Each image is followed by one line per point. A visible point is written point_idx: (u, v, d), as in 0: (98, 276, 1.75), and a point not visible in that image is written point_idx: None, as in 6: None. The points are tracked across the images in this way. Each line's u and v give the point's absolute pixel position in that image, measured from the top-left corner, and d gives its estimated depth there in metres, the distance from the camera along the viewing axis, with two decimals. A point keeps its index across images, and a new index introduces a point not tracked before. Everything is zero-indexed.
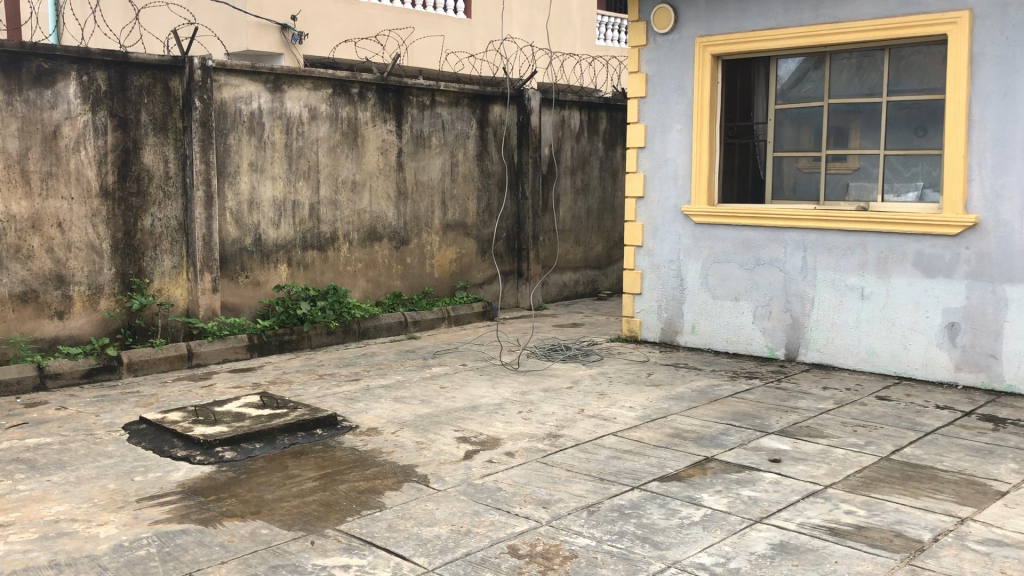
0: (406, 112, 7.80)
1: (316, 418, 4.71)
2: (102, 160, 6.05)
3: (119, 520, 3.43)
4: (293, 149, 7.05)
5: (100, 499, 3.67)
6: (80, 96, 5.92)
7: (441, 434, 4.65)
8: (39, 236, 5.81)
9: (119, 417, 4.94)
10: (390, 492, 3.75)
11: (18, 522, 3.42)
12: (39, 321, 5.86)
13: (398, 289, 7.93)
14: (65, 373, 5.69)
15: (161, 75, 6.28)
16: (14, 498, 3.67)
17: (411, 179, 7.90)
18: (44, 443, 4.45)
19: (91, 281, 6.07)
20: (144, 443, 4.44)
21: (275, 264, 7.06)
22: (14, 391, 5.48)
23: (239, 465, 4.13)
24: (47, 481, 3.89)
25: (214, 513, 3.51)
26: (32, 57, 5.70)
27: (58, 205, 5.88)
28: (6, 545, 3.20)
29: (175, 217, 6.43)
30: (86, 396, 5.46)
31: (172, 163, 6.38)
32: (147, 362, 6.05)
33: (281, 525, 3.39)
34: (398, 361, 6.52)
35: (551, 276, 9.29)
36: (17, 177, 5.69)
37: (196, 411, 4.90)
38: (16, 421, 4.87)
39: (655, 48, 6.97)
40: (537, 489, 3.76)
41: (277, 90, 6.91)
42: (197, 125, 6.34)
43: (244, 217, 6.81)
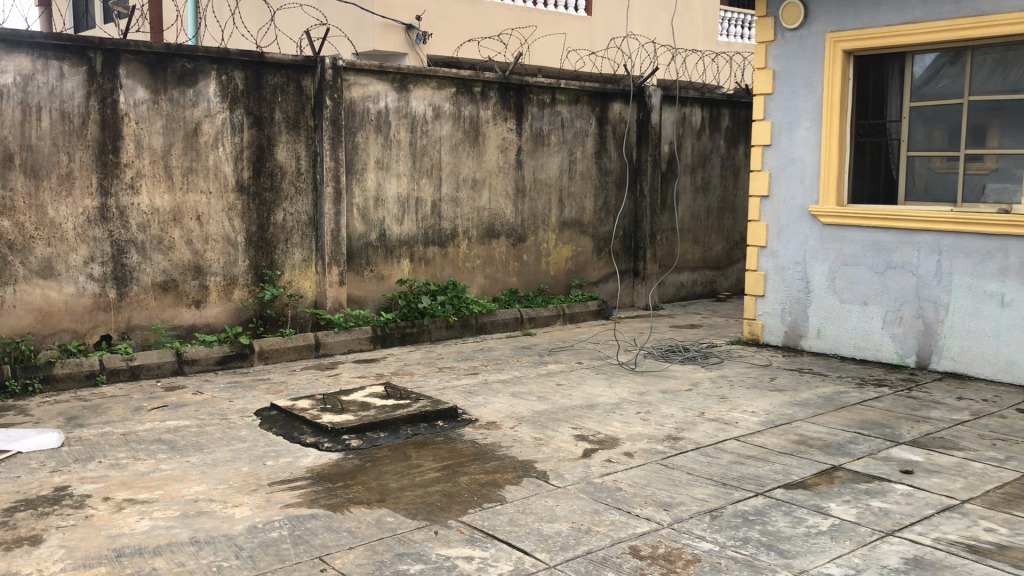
0: (527, 110, 7.85)
1: (437, 410, 4.79)
2: (239, 157, 6.31)
3: (253, 503, 3.58)
4: (417, 147, 7.19)
5: (235, 481, 3.83)
6: (219, 95, 6.18)
7: (560, 431, 4.66)
8: (180, 228, 6.10)
9: (251, 403, 5.15)
10: (510, 486, 3.79)
11: (161, 499, 3.61)
12: (179, 309, 6.16)
13: (515, 286, 7.99)
14: (201, 359, 5.97)
15: (295, 74, 6.50)
16: (158, 477, 3.88)
17: (529, 177, 7.94)
18: (183, 425, 4.69)
19: (227, 272, 6.35)
20: (275, 429, 4.62)
21: (398, 259, 7.21)
22: (155, 374, 5.78)
23: (365, 453, 4.24)
24: (186, 461, 4.09)
25: (342, 499, 3.62)
26: (176, 58, 5.99)
27: (198, 199, 6.16)
28: (150, 521, 3.38)
29: (304, 212, 6.66)
30: (220, 381, 5.71)
31: (304, 160, 6.61)
32: (278, 351, 6.29)
33: (405, 514, 3.47)
34: (515, 357, 6.57)
35: (669, 276, 9.19)
36: (161, 172, 5.99)
37: (323, 399, 5.06)
38: (157, 403, 5.14)
39: (783, 44, 6.80)
40: (657, 491, 3.72)
41: (404, 89, 7.06)
42: (327, 123, 6.54)
43: (369, 213, 6.99)
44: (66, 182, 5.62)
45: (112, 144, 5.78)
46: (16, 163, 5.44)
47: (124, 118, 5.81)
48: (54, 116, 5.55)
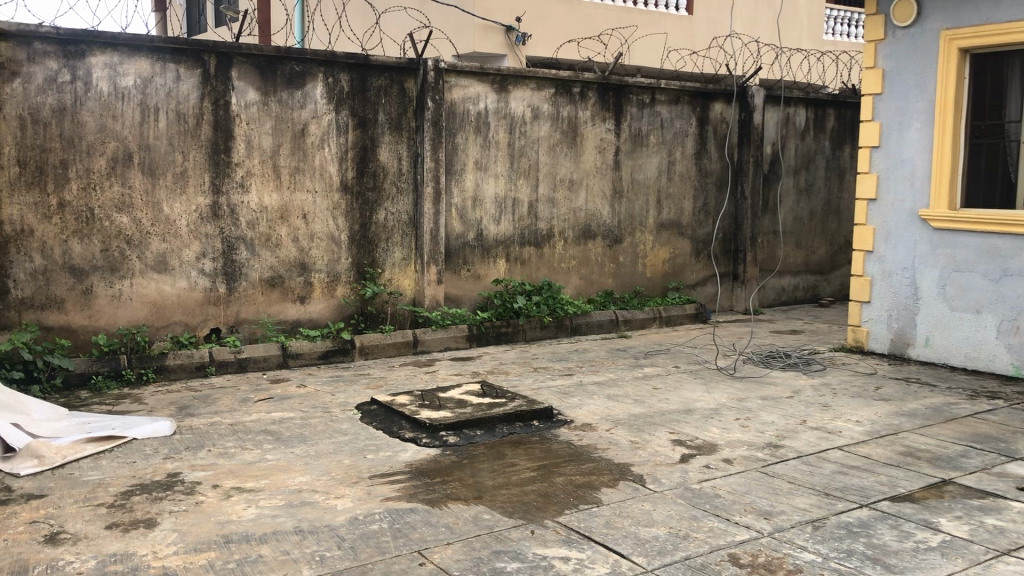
0: (626, 111, 7.80)
1: (533, 410, 4.81)
2: (343, 157, 6.45)
3: (354, 495, 3.66)
4: (515, 148, 7.23)
5: (338, 473, 3.92)
6: (326, 97, 6.33)
7: (656, 435, 4.62)
8: (287, 226, 6.29)
9: (352, 397, 5.26)
10: (606, 489, 3.78)
11: (267, 488, 3.72)
12: (284, 304, 6.35)
13: (610, 287, 7.96)
14: (305, 354, 6.13)
15: (398, 76, 6.61)
16: (264, 466, 4.00)
17: (627, 178, 7.89)
18: (287, 417, 4.83)
19: (330, 269, 6.51)
20: (375, 423, 4.71)
21: (495, 259, 7.27)
22: (261, 367, 5.97)
23: (462, 450, 4.29)
24: (291, 452, 4.21)
25: (440, 494, 3.67)
26: (285, 61, 6.16)
27: (304, 198, 6.33)
28: (257, 509, 3.49)
29: (405, 212, 6.77)
30: (322, 375, 5.86)
31: (405, 161, 6.72)
32: (377, 347, 6.42)
33: (502, 512, 3.49)
34: (610, 360, 6.54)
35: (769, 281, 9.00)
36: (270, 172, 6.18)
37: (422, 396, 5.14)
38: (263, 395, 5.30)
39: (894, 42, 6.59)
40: (757, 500, 3.66)
41: (503, 90, 7.10)
42: (428, 125, 6.63)
43: (467, 213, 7.06)
44: (181, 180, 5.85)
45: (224, 144, 5.99)
46: (135, 162, 5.70)
47: (235, 119, 6.01)
48: (170, 117, 5.79)
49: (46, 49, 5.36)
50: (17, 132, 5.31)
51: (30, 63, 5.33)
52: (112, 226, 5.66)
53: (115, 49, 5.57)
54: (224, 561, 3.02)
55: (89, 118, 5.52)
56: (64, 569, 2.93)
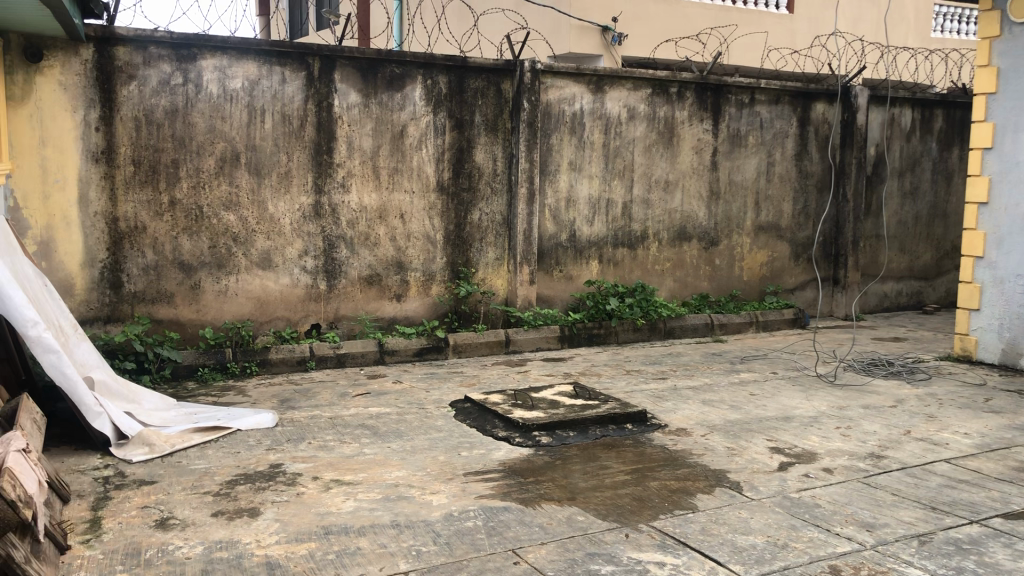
0: (724, 111, 7.67)
1: (626, 413, 4.78)
2: (440, 158, 6.53)
3: (449, 491, 3.70)
4: (611, 149, 7.19)
5: (433, 470, 3.98)
6: (425, 99, 6.42)
7: (753, 442, 4.54)
8: (385, 226, 6.40)
9: (446, 395, 5.32)
10: (702, 495, 3.73)
11: (365, 482, 3.80)
12: (381, 302, 6.46)
13: (705, 290, 7.86)
14: (401, 351, 6.23)
15: (495, 78, 6.65)
16: (362, 460, 4.08)
17: (725, 179, 7.77)
18: (383, 412, 4.91)
19: (426, 268, 6.59)
20: (468, 421, 4.76)
21: (588, 260, 7.25)
22: (358, 363, 6.09)
23: (556, 451, 4.30)
24: (387, 447, 4.29)
25: (534, 494, 3.68)
26: (385, 63, 6.26)
27: (402, 198, 6.44)
28: (355, 502, 3.56)
29: (500, 212, 6.81)
30: (417, 372, 5.95)
31: (500, 162, 6.76)
32: (471, 345, 6.48)
33: (596, 514, 3.48)
34: (705, 364, 6.44)
35: (871, 286, 8.74)
36: (369, 172, 6.30)
37: (515, 395, 5.16)
38: (360, 390, 5.41)
39: (1009, 38, 6.31)
40: (859, 511, 3.55)
41: (599, 90, 7.07)
42: (524, 125, 6.66)
43: (561, 213, 7.07)
44: (285, 180, 6.02)
45: (326, 145, 6.13)
46: (241, 162, 5.88)
47: (337, 120, 6.15)
48: (275, 118, 5.95)
49: (160, 54, 5.58)
50: (133, 133, 5.56)
51: (145, 66, 5.55)
52: (219, 224, 5.86)
53: (224, 53, 5.76)
54: (323, 552, 3.09)
55: (199, 119, 5.72)
56: (174, 553, 3.05)
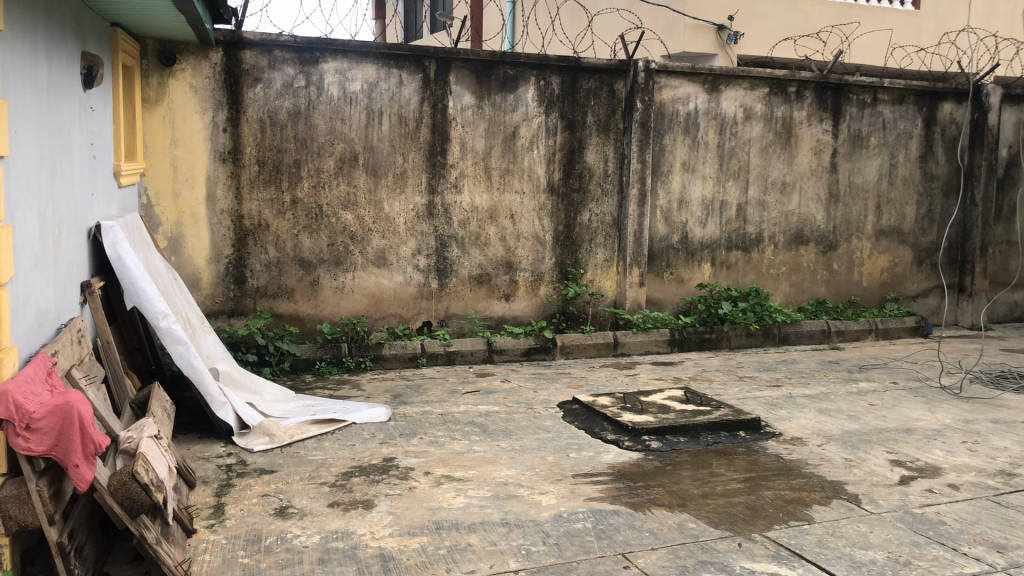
0: (845, 111, 7.43)
1: (739, 420, 4.69)
2: (552, 159, 6.53)
3: (558, 492, 3.71)
4: (725, 149, 7.06)
5: (542, 470, 3.99)
6: (537, 99, 6.43)
7: (872, 454, 4.38)
8: (495, 226, 6.45)
9: (555, 395, 5.33)
10: (818, 506, 3.62)
11: (475, 479, 3.83)
12: (490, 301, 6.52)
13: (821, 296, 7.63)
14: (509, 350, 6.27)
15: (608, 78, 6.60)
16: (472, 457, 4.13)
17: (844, 181, 7.52)
18: (493, 411, 4.95)
19: (535, 268, 6.61)
20: (577, 423, 4.75)
21: (700, 262, 7.14)
22: (468, 361, 6.16)
23: (665, 456, 4.25)
24: (497, 445, 4.32)
25: (644, 499, 3.64)
26: (500, 65, 6.30)
27: (513, 198, 6.47)
28: (466, 498, 3.60)
29: (611, 213, 6.77)
30: (525, 372, 5.98)
31: (612, 162, 6.71)
32: (579, 346, 6.47)
33: (707, 521, 3.43)
34: (821, 372, 6.26)
35: (1000, 295, 8.32)
36: (481, 173, 6.36)
37: (624, 398, 5.12)
38: (470, 388, 5.47)
39: None
40: (988, 530, 3.39)
41: (714, 90, 6.94)
42: (636, 126, 6.60)
43: (673, 215, 6.98)
44: (400, 180, 6.14)
45: (440, 146, 6.22)
46: (359, 162, 6.03)
47: (451, 121, 6.23)
48: (392, 120, 6.07)
49: (284, 57, 5.76)
50: (258, 134, 5.76)
51: (270, 69, 5.75)
52: (337, 223, 6.02)
53: (345, 56, 5.91)
54: (435, 547, 3.14)
55: (320, 121, 5.89)
56: (293, 541, 3.15)
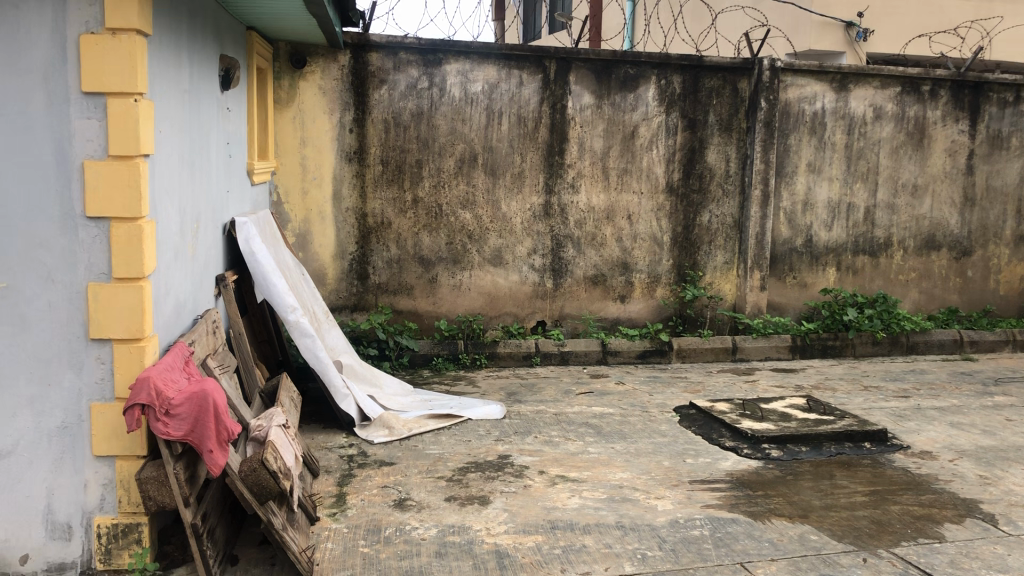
0: (984, 110, 7.06)
1: (865, 431, 4.52)
2: (671, 159, 6.42)
3: (674, 497, 3.66)
4: (853, 150, 6.81)
5: (657, 474, 3.94)
6: (658, 99, 6.33)
7: (1009, 472, 4.15)
8: (612, 226, 6.40)
9: (670, 399, 5.26)
10: (949, 525, 3.45)
11: (590, 480, 3.82)
12: (605, 302, 6.48)
13: (954, 304, 7.28)
14: (624, 352, 6.23)
15: (732, 77, 6.44)
16: (587, 459, 4.12)
17: (982, 184, 7.15)
18: (608, 413, 4.93)
19: (652, 269, 6.53)
20: (694, 428, 4.67)
21: (824, 267, 6.92)
22: (582, 361, 6.15)
23: (786, 465, 4.13)
24: (612, 448, 4.30)
25: (763, 508, 3.56)
26: (621, 64, 6.24)
27: (631, 199, 6.40)
28: (581, 499, 3.59)
29: (731, 214, 6.62)
30: (640, 375, 5.92)
31: (734, 162, 6.55)
32: (695, 350, 6.37)
33: (830, 534, 3.32)
34: (953, 384, 5.97)
35: None
36: (599, 173, 6.32)
37: (743, 405, 5.01)
38: (584, 389, 5.46)
39: None
40: None
41: (843, 89, 6.71)
42: (760, 126, 6.44)
43: (797, 217, 6.79)
44: (518, 180, 6.17)
45: (559, 146, 6.22)
46: (479, 162, 6.09)
47: (571, 121, 6.21)
48: (512, 120, 6.11)
49: (409, 59, 5.88)
50: (382, 134, 5.90)
51: (395, 71, 5.87)
52: (456, 222, 6.10)
53: (467, 58, 5.97)
54: (550, 546, 3.14)
55: (442, 121, 5.98)
56: (411, 533, 3.21)
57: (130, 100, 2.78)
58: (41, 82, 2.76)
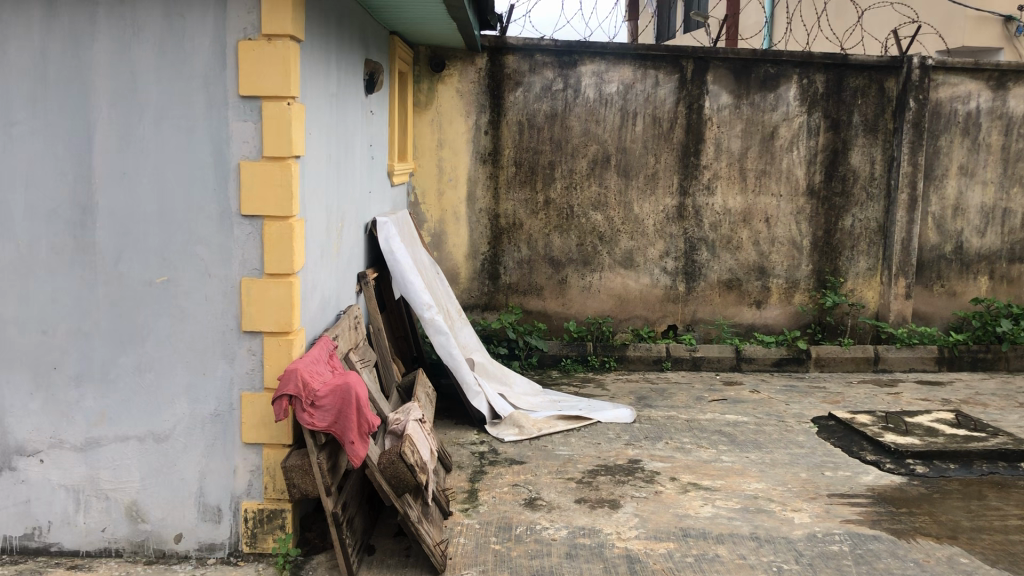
0: None
1: (1021, 450, 4.25)
2: (812, 160, 6.21)
3: (812, 510, 3.54)
4: (1011, 152, 6.40)
5: (794, 486, 3.82)
6: (799, 99, 6.13)
7: None
8: (748, 229, 6.24)
9: (807, 409, 5.09)
10: None
11: (723, 489, 3.74)
12: (740, 307, 6.34)
13: None
14: (758, 359, 6.08)
15: (879, 76, 6.17)
16: (720, 467, 4.03)
17: None
18: (741, 421, 4.81)
19: (790, 275, 6.34)
20: (833, 440, 4.51)
21: (976, 275, 6.54)
22: (714, 368, 6.03)
23: (933, 483, 3.94)
24: (746, 457, 4.19)
25: (907, 527, 3.40)
26: (760, 63, 6.07)
27: (769, 202, 6.23)
28: (714, 508, 3.52)
29: (875, 218, 6.34)
30: (775, 383, 5.76)
31: (879, 164, 6.27)
32: (834, 359, 6.15)
33: (982, 558, 3.14)
34: None
35: None
36: (736, 174, 6.17)
37: (886, 417, 4.81)
38: (717, 396, 5.35)
39: None
40: None
41: (1000, 88, 6.32)
42: (908, 127, 6.15)
43: (946, 223, 6.45)
44: (652, 181, 6.10)
45: (694, 147, 6.11)
46: (612, 164, 6.06)
47: (707, 122, 6.09)
48: (647, 121, 6.04)
49: (545, 61, 5.91)
50: (516, 136, 5.96)
51: (531, 73, 5.91)
52: (587, 223, 6.09)
53: (603, 58, 5.94)
54: (682, 554, 3.09)
55: (576, 123, 5.98)
56: (541, 533, 3.22)
57: (283, 103, 2.90)
58: (203, 87, 2.91)
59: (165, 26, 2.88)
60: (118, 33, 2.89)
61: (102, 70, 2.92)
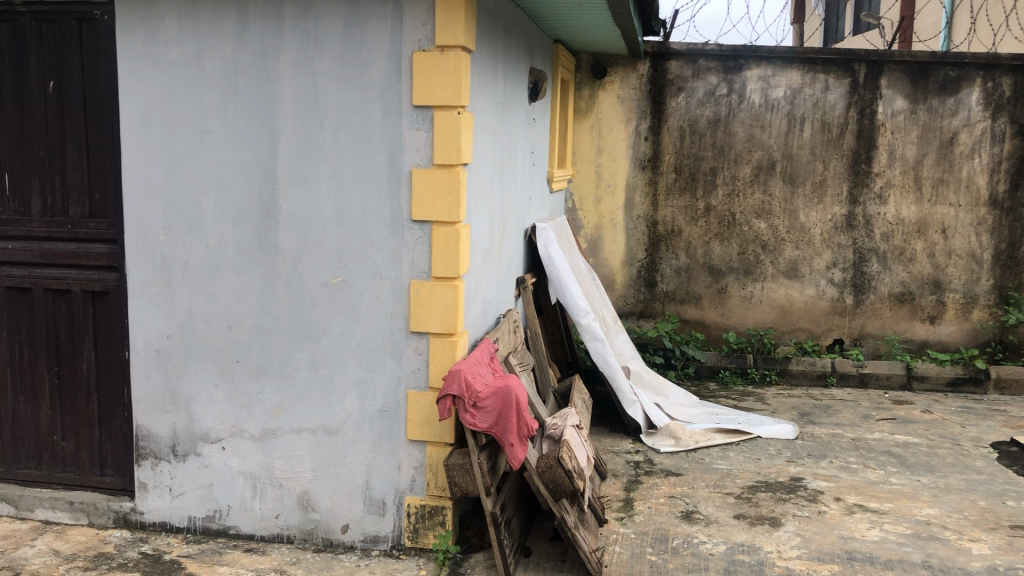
0: None
1: None
2: (996, 168, 5.80)
3: (992, 542, 3.32)
4: None
5: (971, 514, 3.60)
6: (983, 103, 5.76)
7: None
8: (924, 241, 5.90)
9: (986, 434, 4.78)
10: None
11: (893, 513, 3.57)
12: (913, 322, 6.00)
13: None
14: (932, 378, 5.75)
15: None
16: (889, 489, 3.85)
17: None
18: (913, 442, 4.57)
19: (968, 290, 5.92)
20: (1016, 468, 4.21)
21: None
22: (883, 386, 5.75)
23: None
24: (918, 480, 3.98)
25: None
26: (939, 66, 5.76)
27: (946, 211, 5.86)
28: (882, 532, 3.37)
29: None
30: (952, 405, 5.42)
31: None
32: (1018, 382, 5.72)
33: None
34: None
35: None
36: (911, 182, 5.85)
37: None
38: (886, 415, 5.11)
39: None
40: None
41: None
42: None
43: None
44: (819, 189, 5.88)
45: (866, 154, 5.85)
46: (777, 170, 5.88)
47: (880, 128, 5.82)
48: (815, 126, 5.83)
49: (709, 66, 5.81)
50: (677, 142, 5.89)
51: (694, 78, 5.84)
52: (750, 232, 5.94)
53: (770, 63, 5.79)
54: None
55: (739, 128, 5.85)
56: (698, 547, 3.17)
57: (454, 112, 2.97)
58: (379, 96, 3.03)
59: (345, 39, 3.02)
60: (303, 47, 3.05)
61: (287, 82, 3.08)
